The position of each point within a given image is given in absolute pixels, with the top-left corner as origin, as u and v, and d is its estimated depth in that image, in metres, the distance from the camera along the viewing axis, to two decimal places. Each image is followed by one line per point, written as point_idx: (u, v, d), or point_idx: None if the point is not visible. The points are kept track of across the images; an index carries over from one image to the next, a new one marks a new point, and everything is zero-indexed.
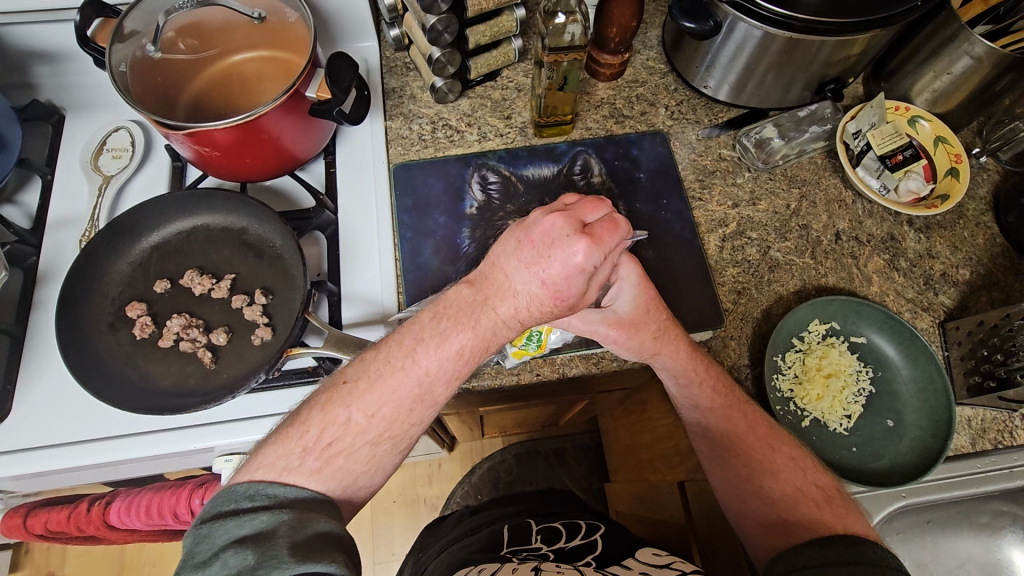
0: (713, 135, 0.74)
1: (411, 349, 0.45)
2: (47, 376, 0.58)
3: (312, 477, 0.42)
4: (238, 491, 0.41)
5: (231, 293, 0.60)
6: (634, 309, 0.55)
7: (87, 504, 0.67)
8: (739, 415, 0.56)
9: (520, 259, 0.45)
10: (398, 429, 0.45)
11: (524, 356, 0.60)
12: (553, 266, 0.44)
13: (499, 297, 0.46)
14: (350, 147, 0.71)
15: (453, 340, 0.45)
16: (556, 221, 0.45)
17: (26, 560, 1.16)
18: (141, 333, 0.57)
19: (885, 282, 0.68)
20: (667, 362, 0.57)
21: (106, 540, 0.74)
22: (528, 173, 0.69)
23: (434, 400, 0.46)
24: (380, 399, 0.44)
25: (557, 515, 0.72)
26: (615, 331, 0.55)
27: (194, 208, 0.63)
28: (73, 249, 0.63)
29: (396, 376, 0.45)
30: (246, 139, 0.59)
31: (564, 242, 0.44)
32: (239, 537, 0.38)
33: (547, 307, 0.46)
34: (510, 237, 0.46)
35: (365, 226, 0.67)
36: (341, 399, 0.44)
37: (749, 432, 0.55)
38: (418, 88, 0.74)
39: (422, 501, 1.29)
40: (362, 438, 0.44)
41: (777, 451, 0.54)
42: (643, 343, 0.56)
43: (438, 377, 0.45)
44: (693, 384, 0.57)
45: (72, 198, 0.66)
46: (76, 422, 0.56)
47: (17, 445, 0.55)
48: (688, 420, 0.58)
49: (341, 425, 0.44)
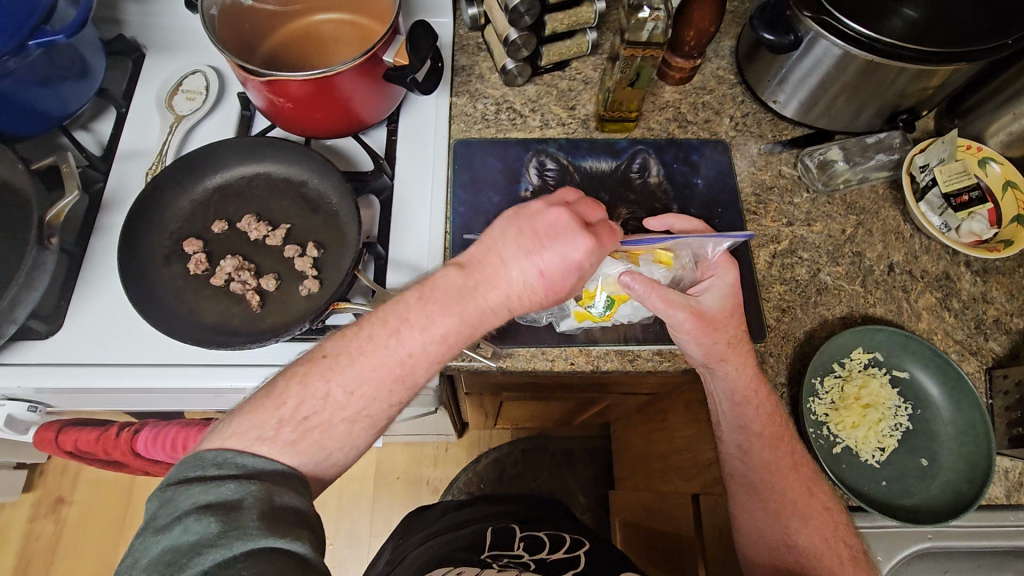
0: (775, 151, 0.74)
1: (395, 329, 0.46)
2: (100, 297, 0.60)
3: (285, 450, 0.43)
4: (207, 458, 0.41)
5: (284, 243, 0.61)
6: (717, 308, 0.57)
7: (112, 429, 0.68)
8: (785, 449, 0.56)
9: (520, 246, 0.49)
10: (375, 408, 0.46)
11: (585, 320, 0.61)
12: (552, 258, 0.48)
13: (490, 281, 0.48)
14: (414, 118, 0.72)
15: (438, 324, 0.47)
16: (562, 216, 0.50)
17: (40, 482, 1.21)
18: (195, 269, 0.59)
19: (935, 320, 0.67)
20: (730, 374, 0.56)
21: (128, 467, 0.76)
22: (586, 164, 0.70)
23: (413, 383, 0.47)
24: (358, 378, 0.45)
25: (542, 523, 0.73)
26: (695, 320, 0.56)
27: (261, 156, 0.64)
28: (138, 181, 0.65)
29: (379, 354, 0.46)
30: (319, 95, 0.60)
31: (568, 236, 0.49)
32: (203, 503, 0.39)
33: (534, 296, 0.49)
34: (510, 225, 0.50)
35: (418, 194, 0.67)
36: (321, 373, 0.45)
37: (788, 468, 0.55)
38: (487, 69, 0.74)
39: (425, 482, 1.30)
40: (340, 415, 0.45)
41: (816, 498, 0.54)
42: (715, 344, 0.56)
43: (421, 361, 0.47)
44: (747, 404, 0.56)
45: (141, 132, 0.68)
46: (120, 345, 0.58)
47: (60, 359, 0.57)
48: (728, 440, 0.57)
49: (318, 400, 0.44)
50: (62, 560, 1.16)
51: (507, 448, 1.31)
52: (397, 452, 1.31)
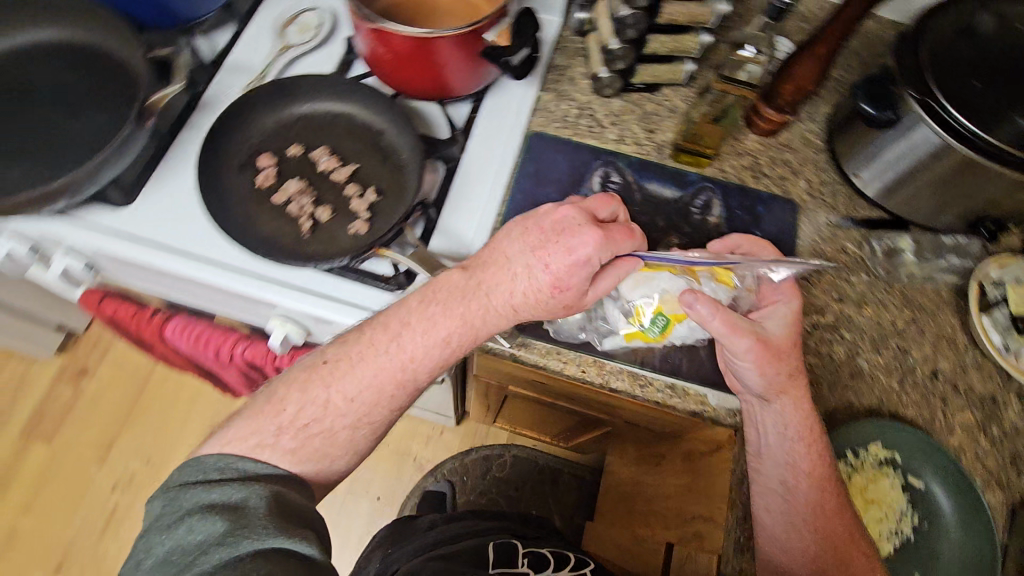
0: (843, 226, 0.72)
1: (397, 335, 0.53)
2: (172, 186, 0.64)
3: (285, 455, 0.51)
4: (208, 463, 0.49)
5: (348, 181, 0.63)
6: (782, 336, 0.57)
7: (183, 323, 0.70)
8: (830, 494, 0.57)
9: (527, 244, 0.54)
10: (374, 414, 0.53)
11: (636, 339, 0.60)
12: (559, 253, 0.52)
13: (493, 282, 0.54)
14: (496, 101, 0.74)
15: (441, 330, 0.53)
16: (569, 214, 0.54)
17: (71, 347, 1.31)
18: (262, 183, 0.62)
19: (968, 440, 0.63)
20: (786, 407, 0.56)
21: (150, 350, 0.79)
22: (650, 186, 0.69)
23: (414, 385, 0.54)
24: (356, 385, 0.52)
25: (537, 541, 0.77)
26: (763, 347, 0.55)
27: (351, 96, 0.67)
28: (236, 93, 0.69)
29: (379, 359, 0.53)
30: (418, 53, 0.63)
31: (576, 231, 0.53)
32: (208, 504, 0.45)
33: (543, 296, 0.53)
34: (518, 227, 0.56)
35: (482, 172, 0.69)
36: (323, 380, 0.53)
37: (828, 509, 0.57)
38: (580, 74, 0.76)
39: (411, 458, 1.31)
40: (342, 420, 0.52)
41: (856, 546, 0.56)
42: (778, 375, 0.56)
43: (422, 364, 0.53)
44: (801, 442, 0.56)
45: (251, 50, 0.72)
46: (178, 234, 0.62)
47: (124, 232, 0.61)
48: (770, 471, 0.58)
49: (316, 405, 0.52)
50: (71, 424, 1.25)
51: (498, 449, 1.31)
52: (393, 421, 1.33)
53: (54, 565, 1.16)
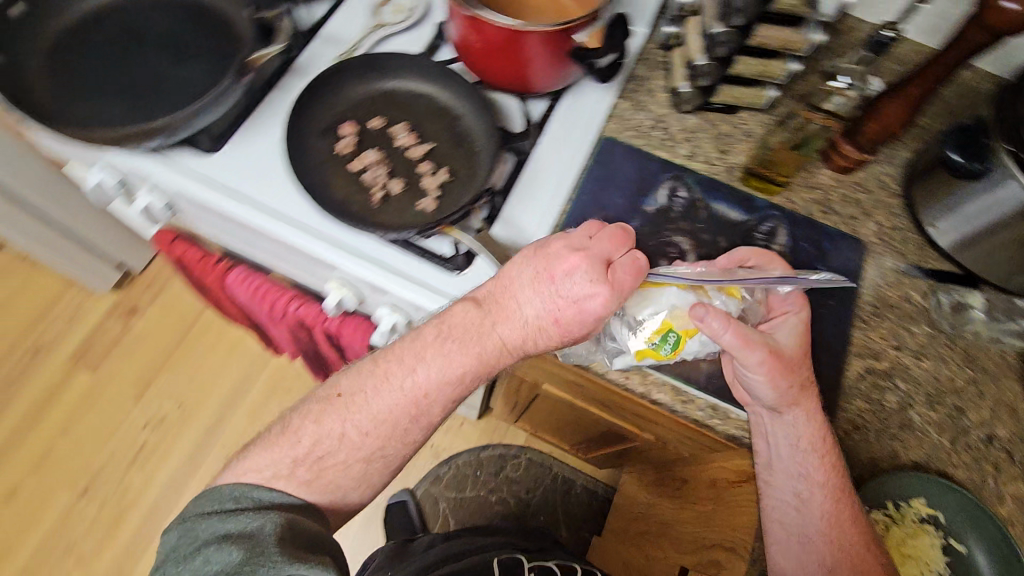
0: (911, 274, 0.69)
1: (413, 372, 0.56)
2: (257, 141, 0.67)
3: (303, 486, 0.55)
4: (225, 494, 0.53)
5: (422, 158, 0.65)
6: (793, 349, 0.58)
7: (274, 293, 0.72)
8: (847, 502, 0.57)
9: (537, 290, 0.55)
10: (387, 448, 0.57)
11: (647, 358, 0.57)
12: (568, 306, 0.54)
13: (504, 327, 0.56)
14: (574, 102, 0.75)
15: (453, 370, 0.56)
16: (579, 259, 0.54)
17: (127, 286, 1.40)
18: (342, 149, 0.65)
19: (1017, 515, 0.60)
20: (799, 418, 0.57)
21: (207, 295, 0.82)
22: (716, 206, 0.69)
23: (428, 418, 0.57)
24: (370, 419, 0.56)
25: (544, 554, 0.82)
26: (774, 360, 0.55)
27: (436, 78, 0.68)
28: (326, 62, 0.72)
29: (394, 395, 0.56)
30: (508, 44, 0.64)
31: (585, 281, 0.53)
32: (226, 532, 0.49)
33: (552, 339, 0.56)
34: (529, 266, 0.56)
35: (551, 168, 0.70)
36: (339, 414, 0.56)
37: (845, 522, 0.57)
38: (658, 86, 0.76)
39: (429, 444, 1.33)
40: (357, 452, 0.56)
41: (872, 553, 0.56)
42: (789, 388, 0.57)
43: (435, 400, 0.56)
44: (814, 453, 0.58)
45: (346, 24, 0.75)
46: (256, 187, 0.64)
47: (208, 179, 0.64)
48: (783, 482, 0.59)
49: (333, 440, 0.56)
50: (115, 358, 1.34)
51: (515, 450, 1.33)
52: None
53: (83, 489, 1.23)
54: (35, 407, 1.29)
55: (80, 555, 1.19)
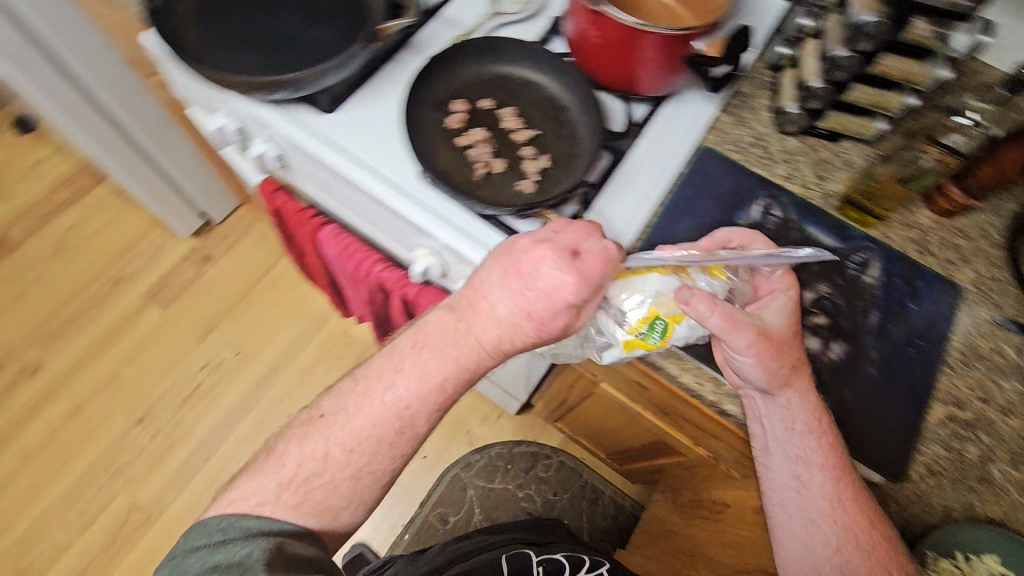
0: (1006, 328, 0.66)
1: (391, 383, 0.56)
2: (372, 107, 0.70)
3: (290, 509, 0.53)
4: (211, 526, 0.51)
5: (525, 143, 0.67)
6: (781, 329, 0.57)
7: (368, 257, 0.76)
8: (849, 482, 0.57)
9: (506, 287, 0.54)
10: (375, 463, 0.56)
11: (635, 349, 0.57)
12: (540, 300, 0.53)
13: (479, 326, 0.55)
14: (677, 108, 0.75)
15: (434, 377, 0.56)
16: (545, 252, 0.53)
17: (205, 235, 1.49)
18: (452, 124, 0.67)
19: None
20: (792, 399, 0.57)
21: (296, 248, 0.87)
22: (810, 229, 0.68)
23: (414, 429, 0.56)
24: (354, 435, 0.55)
25: (553, 545, 0.80)
26: (763, 341, 0.54)
27: (548, 68, 0.70)
28: (443, 42, 0.75)
29: (376, 407, 0.55)
30: (624, 43, 0.66)
31: (552, 271, 0.52)
32: (213, 564, 0.48)
33: (529, 335, 0.55)
34: (497, 265, 0.55)
35: (647, 169, 0.70)
36: (321, 434, 0.56)
37: (847, 501, 0.56)
38: (762, 105, 0.76)
39: (465, 430, 1.36)
40: (345, 471, 0.55)
41: (875, 528, 0.55)
42: (780, 368, 0.56)
43: (419, 411, 0.56)
44: (810, 436, 0.57)
45: (465, 9, 0.78)
46: (366, 149, 0.68)
47: (323, 136, 0.68)
48: (780, 467, 0.59)
49: (317, 459, 0.55)
50: (186, 300, 1.42)
51: (548, 450, 1.34)
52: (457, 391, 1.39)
53: (140, 416, 1.30)
54: (108, 333, 1.38)
55: (127, 478, 1.25)
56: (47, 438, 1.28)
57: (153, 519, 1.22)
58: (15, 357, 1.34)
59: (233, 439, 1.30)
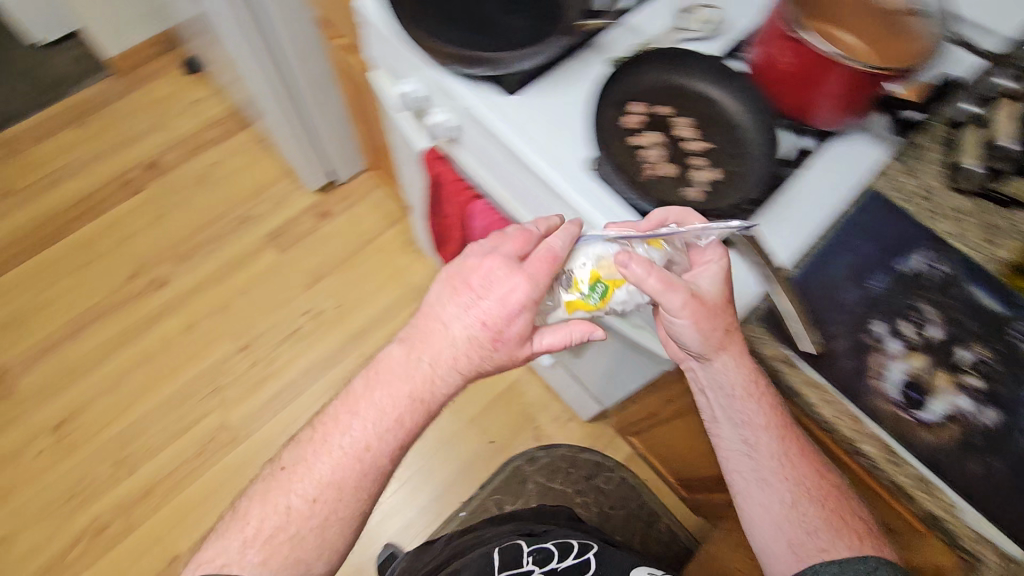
0: None
1: (347, 426, 0.60)
2: (552, 98, 0.74)
3: (258, 567, 0.55)
4: None
5: (695, 153, 0.68)
6: (717, 294, 0.59)
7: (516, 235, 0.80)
8: (793, 441, 0.64)
9: (458, 304, 0.61)
10: (341, 506, 0.58)
11: (579, 309, 0.64)
12: (490, 307, 0.60)
13: (433, 348, 0.61)
14: (848, 146, 0.73)
15: (392, 414, 0.60)
16: (493, 265, 0.61)
17: (330, 193, 1.60)
18: (629, 123, 0.70)
19: None
20: (728, 362, 0.62)
21: (438, 217, 0.94)
22: (973, 289, 0.65)
23: (380, 466, 0.60)
24: (316, 485, 0.58)
25: (546, 534, 0.89)
26: (696, 303, 0.58)
27: (729, 84, 0.70)
28: (623, 49, 0.78)
29: (334, 454, 0.59)
30: (811, 72, 0.66)
31: (506, 278, 0.60)
32: None
33: (485, 349, 0.61)
34: (447, 286, 0.63)
35: (812, 200, 0.69)
36: (281, 486, 0.58)
37: (795, 458, 0.64)
38: (934, 158, 0.73)
39: (534, 425, 1.39)
40: (310, 521, 0.57)
41: (823, 478, 0.64)
42: (715, 331, 0.60)
43: (378, 452, 0.60)
44: (750, 398, 0.63)
45: (648, 21, 0.80)
46: (541, 135, 0.72)
47: (505, 116, 0.73)
48: (732, 436, 0.66)
49: (280, 514, 0.57)
50: (301, 248, 1.53)
51: (612, 464, 1.33)
52: (534, 386, 1.42)
53: (243, 345, 1.41)
54: (229, 264, 1.49)
55: (223, 398, 1.35)
56: (161, 345, 1.39)
57: (238, 441, 1.31)
58: (148, 269, 1.48)
59: (319, 384, 1.38)
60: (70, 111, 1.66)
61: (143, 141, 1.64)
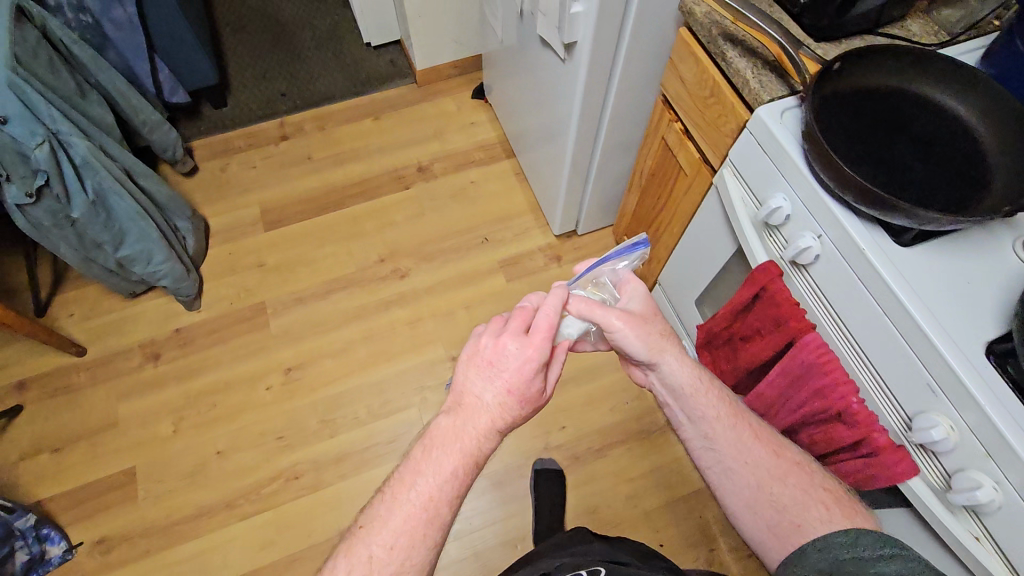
0: None
1: (411, 483, 0.64)
2: (950, 265, 0.69)
3: None
4: None
5: None
6: (643, 310, 0.79)
7: (855, 383, 0.75)
8: (744, 424, 0.76)
9: (480, 376, 0.69)
10: (413, 552, 0.62)
11: None
12: (511, 375, 0.68)
13: (476, 410, 0.68)
14: None
15: (447, 464, 0.65)
16: (506, 342, 0.70)
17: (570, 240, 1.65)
18: None
19: None
20: (675, 361, 0.77)
21: (742, 320, 0.91)
22: None
23: (440, 519, 0.63)
24: (391, 533, 0.62)
25: (563, 563, 0.83)
26: (631, 320, 0.76)
27: None
28: None
29: (402, 505, 0.63)
30: None
31: (511, 349, 0.69)
32: None
33: (513, 406, 0.68)
34: (471, 365, 0.71)
35: None
36: (363, 539, 0.63)
37: (747, 441, 0.75)
38: None
39: (709, 544, 1.30)
40: (386, 567, 0.61)
41: (782, 457, 0.74)
42: (653, 337, 0.77)
43: (440, 500, 0.64)
44: (699, 391, 0.77)
45: None
46: (936, 299, 0.66)
47: (897, 266, 0.69)
48: (695, 437, 0.77)
49: (363, 564, 0.61)
50: (528, 283, 1.59)
51: None
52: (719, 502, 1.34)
53: (454, 355, 1.49)
54: (462, 277, 1.60)
55: (424, 398, 1.44)
56: (388, 330, 1.52)
57: None
58: (395, 258, 1.63)
59: None
60: (371, 104, 1.90)
61: (421, 145, 1.82)
